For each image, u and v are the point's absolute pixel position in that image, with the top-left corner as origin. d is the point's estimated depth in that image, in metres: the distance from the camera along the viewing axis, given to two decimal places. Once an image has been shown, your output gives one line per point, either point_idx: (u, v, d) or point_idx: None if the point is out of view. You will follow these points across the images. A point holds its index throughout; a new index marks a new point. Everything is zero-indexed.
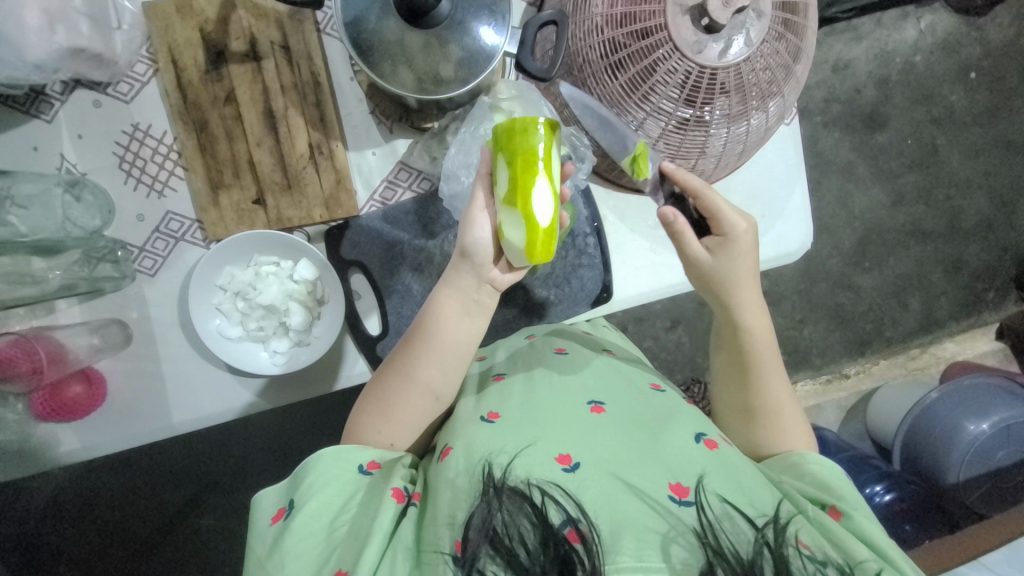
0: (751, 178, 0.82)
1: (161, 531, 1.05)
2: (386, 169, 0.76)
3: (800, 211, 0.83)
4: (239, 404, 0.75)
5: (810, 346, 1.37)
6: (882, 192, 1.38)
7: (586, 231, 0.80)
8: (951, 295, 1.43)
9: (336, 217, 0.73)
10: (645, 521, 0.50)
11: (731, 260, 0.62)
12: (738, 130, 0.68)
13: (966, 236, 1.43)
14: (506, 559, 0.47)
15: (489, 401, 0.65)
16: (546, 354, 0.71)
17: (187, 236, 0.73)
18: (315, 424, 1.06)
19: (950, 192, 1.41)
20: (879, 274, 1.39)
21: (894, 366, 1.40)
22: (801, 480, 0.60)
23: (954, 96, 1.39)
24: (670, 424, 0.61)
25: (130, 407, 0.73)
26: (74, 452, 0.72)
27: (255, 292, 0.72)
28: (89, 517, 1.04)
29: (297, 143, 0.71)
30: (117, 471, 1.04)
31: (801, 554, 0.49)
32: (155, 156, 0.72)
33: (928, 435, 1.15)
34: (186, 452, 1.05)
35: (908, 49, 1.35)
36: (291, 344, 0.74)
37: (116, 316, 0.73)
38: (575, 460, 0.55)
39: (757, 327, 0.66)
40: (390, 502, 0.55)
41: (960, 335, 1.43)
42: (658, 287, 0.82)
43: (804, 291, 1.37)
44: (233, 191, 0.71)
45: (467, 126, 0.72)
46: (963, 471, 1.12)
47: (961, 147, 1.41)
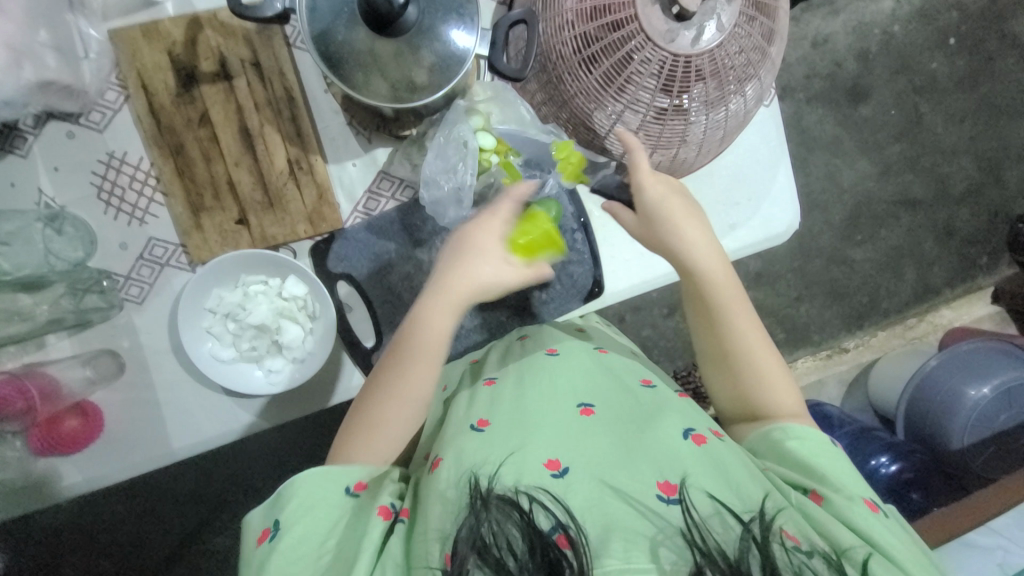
0: (735, 162, 0.81)
1: (174, 555, 1.05)
2: (369, 179, 0.75)
3: (787, 191, 0.83)
4: (238, 424, 0.75)
5: (808, 323, 1.38)
6: (869, 164, 1.38)
7: (573, 227, 0.79)
8: (945, 263, 1.43)
9: (321, 231, 0.72)
10: (633, 524, 0.50)
11: (660, 220, 0.64)
12: (712, 119, 0.68)
13: (956, 202, 1.43)
14: (495, 567, 0.47)
15: (478, 408, 0.64)
16: (533, 355, 0.70)
17: (172, 260, 0.72)
18: (318, 436, 1.06)
19: (938, 160, 1.42)
20: (872, 247, 1.40)
21: (893, 337, 1.41)
22: (784, 467, 0.61)
23: (935, 63, 1.39)
24: (656, 422, 0.61)
25: (130, 436, 0.73)
26: (76, 485, 0.72)
27: (244, 313, 0.71)
28: (100, 546, 1.04)
29: (276, 159, 0.70)
30: (121, 498, 1.03)
31: (786, 548, 0.49)
32: (133, 184, 0.71)
33: (930, 405, 1.16)
34: (192, 473, 1.05)
35: (886, 20, 1.35)
36: (285, 362, 0.74)
37: (107, 347, 0.73)
38: (564, 466, 0.56)
39: (718, 276, 0.65)
40: (377, 521, 0.55)
41: (955, 301, 1.44)
42: (650, 278, 0.81)
43: (798, 269, 1.37)
44: (214, 213, 0.70)
45: (443, 130, 0.69)
46: (966, 437, 1.13)
47: (945, 114, 1.41)
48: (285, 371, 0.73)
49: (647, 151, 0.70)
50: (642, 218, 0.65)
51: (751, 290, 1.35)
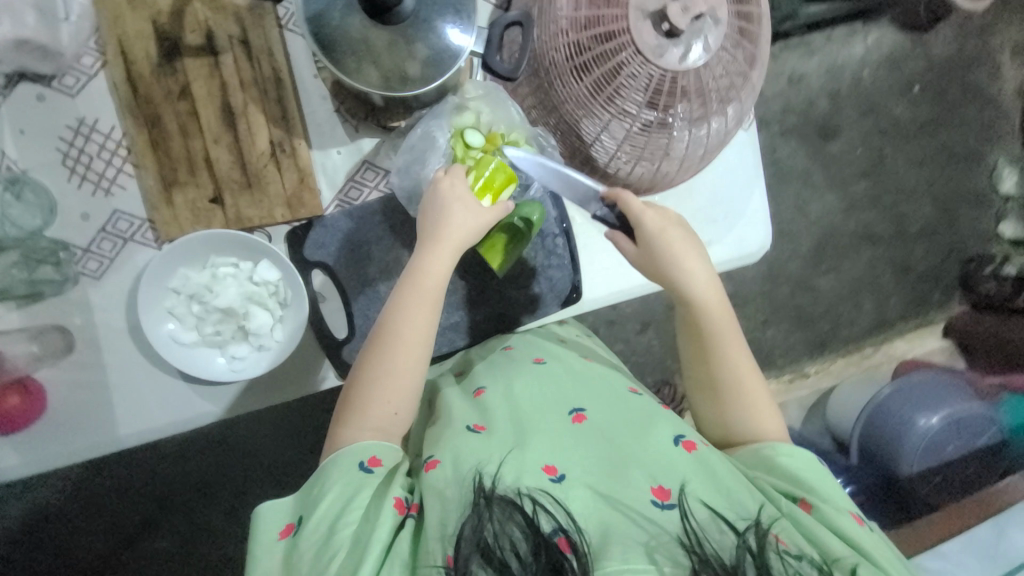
0: (715, 180, 0.84)
1: (112, 555, 0.99)
2: (351, 168, 0.73)
3: (761, 213, 0.86)
4: (194, 412, 0.72)
5: (773, 346, 1.44)
6: (836, 198, 1.46)
7: (555, 232, 0.79)
8: (901, 296, 1.51)
9: (299, 216, 0.71)
10: (628, 529, 0.51)
11: (660, 252, 0.65)
12: (696, 136, 0.71)
13: (912, 240, 1.52)
14: (499, 568, 0.47)
15: (472, 414, 0.63)
16: (525, 364, 0.70)
17: (137, 236, 0.69)
18: (277, 435, 1.02)
19: (898, 199, 1.51)
20: (835, 276, 1.47)
21: (850, 365, 1.48)
22: (773, 476, 0.62)
23: (899, 109, 1.49)
24: (648, 427, 0.62)
25: (73, 420, 0.69)
26: (12, 468, 0.68)
27: (212, 295, 0.69)
28: (31, 541, 0.97)
29: (258, 140, 0.68)
30: (56, 494, 0.97)
31: (781, 555, 0.50)
32: (102, 153, 0.67)
33: (881, 431, 1.19)
34: (138, 469, 0.99)
35: (856, 65, 1.44)
36: (250, 350, 0.71)
37: (58, 322, 0.69)
38: (561, 472, 0.56)
39: (715, 303, 0.67)
40: (391, 512, 0.53)
41: (909, 334, 1.52)
42: (628, 287, 0.82)
43: (767, 293, 1.43)
44: (187, 190, 0.67)
45: (427, 119, 0.71)
46: (915, 463, 1.17)
47: (907, 156, 1.50)
48: (250, 359, 0.70)
49: (630, 162, 0.73)
50: (642, 247, 0.66)
51: None
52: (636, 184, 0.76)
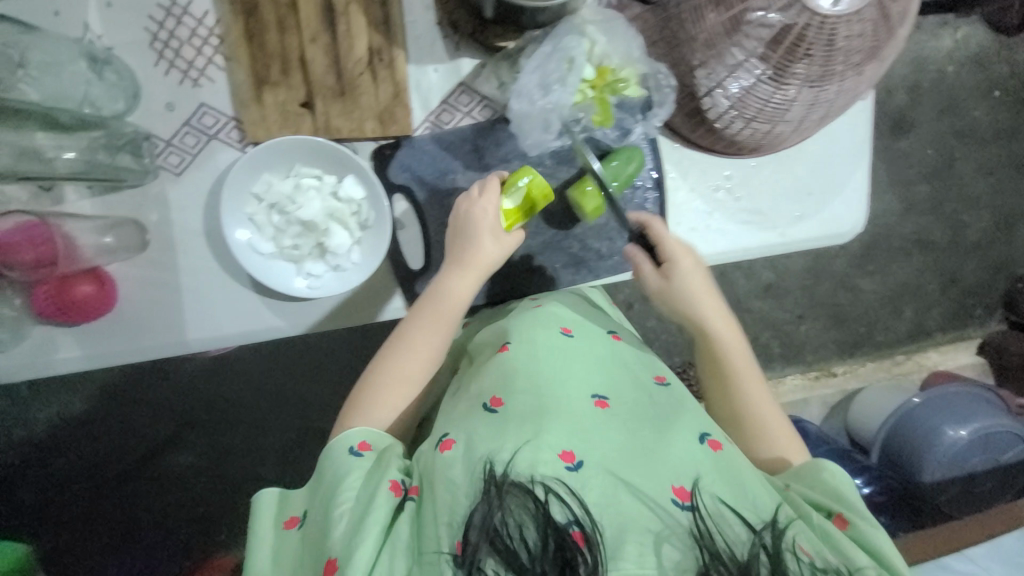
0: (817, 151, 0.79)
1: (133, 467, 0.96)
2: (447, 89, 0.69)
3: (861, 191, 0.81)
4: (261, 326, 0.70)
5: (804, 341, 1.38)
6: (894, 199, 1.38)
7: (646, 185, 0.75)
8: (942, 307, 1.45)
9: (388, 134, 0.67)
10: (643, 520, 0.49)
11: (681, 282, 0.67)
12: (813, 98, 0.66)
13: (964, 252, 1.44)
14: (506, 556, 0.45)
15: (491, 385, 0.58)
16: (549, 332, 0.64)
17: (221, 134, 0.66)
18: (311, 364, 0.99)
19: (959, 207, 1.42)
20: (880, 279, 1.40)
21: (879, 369, 1.42)
22: (808, 488, 0.58)
23: (977, 112, 1.39)
24: (669, 424, 0.57)
25: (141, 318, 0.67)
26: (73, 360, 0.67)
27: (294, 206, 0.66)
28: (54, 442, 0.95)
29: (356, 45, 0.64)
30: (86, 397, 0.95)
31: (797, 559, 0.49)
32: (193, 39, 0.64)
33: (906, 437, 1.13)
34: (169, 381, 0.97)
35: (941, 59, 1.34)
36: (326, 269, 0.69)
37: (132, 216, 0.66)
38: (578, 459, 0.51)
39: (730, 338, 0.67)
40: (387, 496, 0.50)
41: (943, 346, 1.45)
42: (712, 254, 0.78)
43: (807, 287, 1.37)
44: (278, 90, 0.64)
45: (550, 41, 0.66)
46: (937, 471, 1.10)
47: (975, 164, 1.41)
48: (326, 278, 0.69)
49: (738, 121, 0.68)
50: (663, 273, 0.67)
51: (758, 300, 1.34)
52: (740, 144, 0.72)
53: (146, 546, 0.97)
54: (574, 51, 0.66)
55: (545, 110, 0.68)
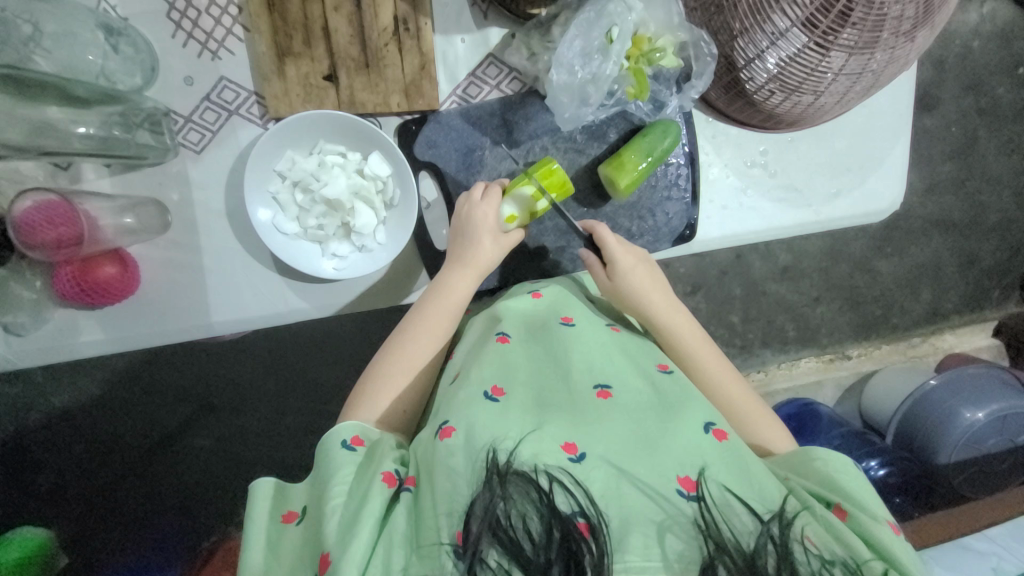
0: (853, 125, 0.76)
1: (152, 451, 0.96)
2: (475, 61, 0.67)
3: (899, 167, 0.78)
4: (286, 308, 0.68)
5: (820, 325, 1.29)
6: (916, 177, 1.29)
7: (678, 161, 0.72)
8: (960, 289, 1.35)
9: (415, 108, 0.64)
10: (647, 511, 0.43)
11: (629, 282, 0.63)
12: (859, 67, 0.61)
13: (985, 233, 1.34)
14: (509, 548, 0.40)
15: (491, 373, 0.54)
16: (549, 324, 0.59)
17: (242, 109, 0.64)
18: (326, 348, 0.97)
19: (980, 187, 1.31)
20: (898, 261, 1.31)
21: (895, 352, 1.32)
22: (806, 480, 0.52)
23: (1001, 89, 1.28)
24: (675, 410, 0.51)
25: (164, 300, 0.66)
26: (95, 342, 0.66)
27: (318, 184, 0.64)
28: (72, 427, 0.94)
29: (381, 13, 0.61)
30: (102, 382, 0.94)
31: (805, 550, 0.43)
32: (212, 9, 0.62)
33: (922, 421, 1.06)
34: (185, 365, 0.96)
35: (967, 33, 1.23)
36: (351, 250, 0.67)
37: (153, 196, 0.64)
38: (581, 450, 0.47)
39: (686, 335, 0.62)
40: (380, 488, 0.45)
41: (960, 329, 1.36)
42: (743, 232, 0.76)
43: (825, 270, 1.27)
44: (301, 62, 0.61)
45: (594, 5, 0.61)
46: (955, 454, 1.03)
47: (998, 142, 1.30)
48: (351, 259, 0.67)
49: (776, 94, 0.65)
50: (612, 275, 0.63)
51: (775, 283, 1.25)
52: (779, 118, 0.69)
53: (169, 527, 0.96)
54: (617, 16, 0.62)
55: (586, 83, 0.64)
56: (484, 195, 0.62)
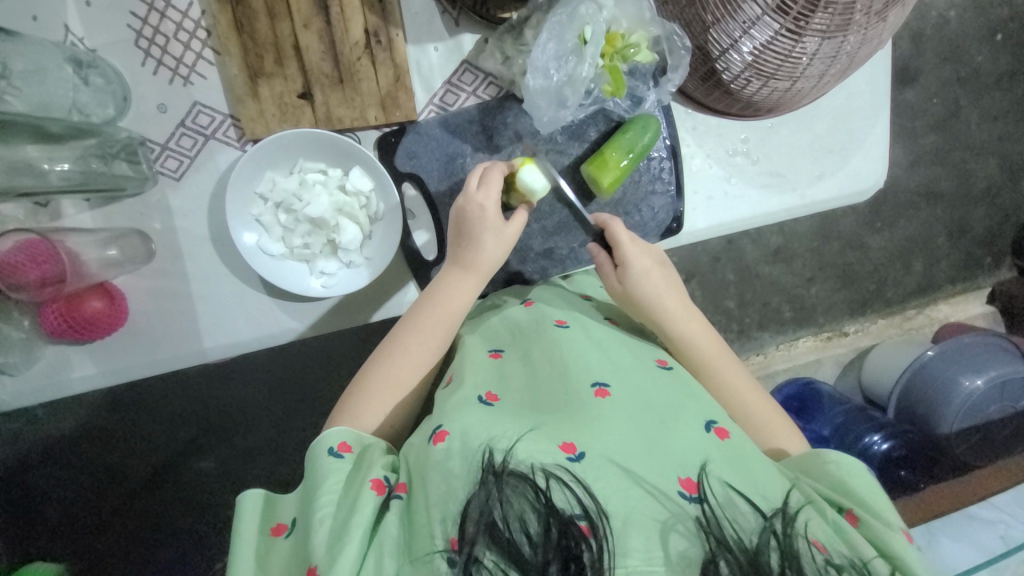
0: (831, 106, 0.76)
1: (155, 478, 0.95)
2: (450, 69, 0.67)
3: (880, 145, 0.78)
4: (278, 328, 0.68)
5: (815, 304, 1.29)
6: (901, 151, 1.29)
7: (660, 154, 0.72)
8: (952, 259, 1.36)
9: (393, 120, 0.64)
10: (647, 508, 0.43)
11: (642, 283, 0.62)
12: (833, 50, 0.61)
13: (972, 201, 1.35)
14: (505, 550, 0.40)
15: (485, 379, 0.54)
16: (545, 329, 0.58)
17: (219, 133, 0.63)
18: (324, 364, 0.97)
19: (965, 156, 1.32)
20: (889, 235, 1.31)
21: (890, 326, 1.33)
22: (816, 481, 0.51)
23: (980, 58, 1.28)
24: (676, 411, 0.51)
25: (153, 330, 0.66)
26: (88, 377, 0.65)
27: (301, 203, 0.63)
28: (74, 458, 0.93)
29: (352, 28, 0.61)
30: (102, 412, 0.93)
31: (813, 551, 0.43)
32: (180, 34, 0.61)
33: (922, 392, 1.07)
34: (185, 390, 0.95)
35: (942, 4, 1.24)
36: (339, 266, 0.67)
37: (136, 226, 0.64)
38: (580, 450, 0.46)
39: (700, 334, 0.61)
40: (369, 496, 0.45)
41: (954, 298, 1.37)
42: (729, 221, 0.76)
43: (816, 249, 1.27)
44: (275, 81, 0.61)
45: (564, 8, 0.62)
46: (957, 422, 1.03)
47: (980, 111, 1.31)
48: (340, 275, 0.66)
49: (753, 81, 0.65)
50: (623, 275, 0.63)
51: (767, 265, 1.25)
52: (757, 105, 0.69)
53: (181, 552, 0.96)
54: (587, 16, 0.62)
55: (563, 84, 0.64)
56: (481, 185, 0.61)
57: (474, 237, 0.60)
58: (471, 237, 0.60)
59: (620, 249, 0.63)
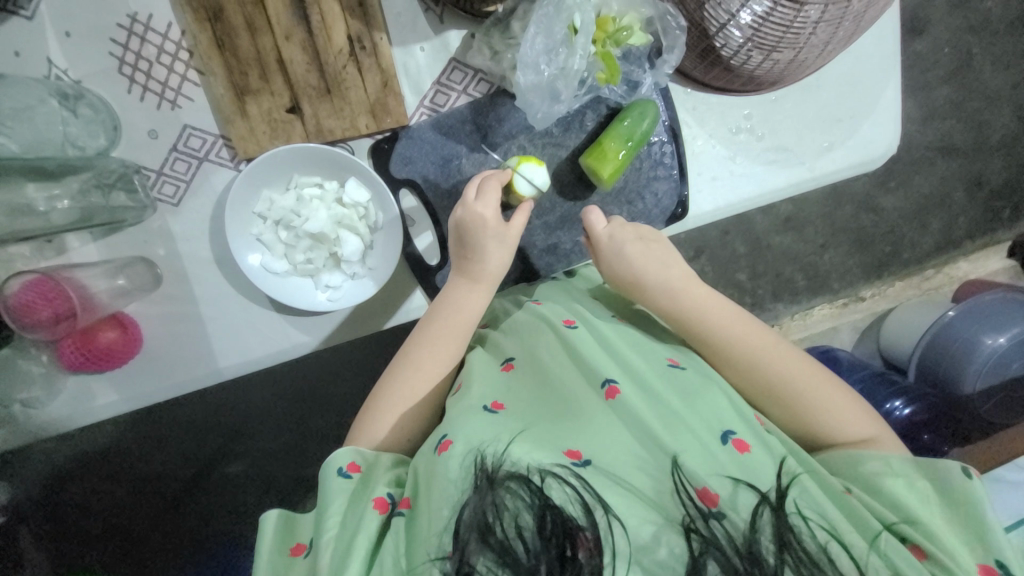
0: (837, 72, 0.73)
1: (188, 486, 0.97)
2: (438, 69, 0.65)
3: (891, 109, 0.75)
4: (289, 344, 0.68)
5: (829, 271, 1.26)
6: (913, 106, 1.24)
7: (661, 138, 0.70)
8: (970, 214, 1.31)
9: (384, 127, 0.63)
10: (636, 510, 0.43)
11: (631, 273, 0.60)
12: (837, 15, 0.58)
13: (989, 152, 1.29)
14: (498, 553, 0.39)
15: (491, 389, 0.53)
16: (553, 330, 0.57)
17: (212, 155, 0.63)
18: (340, 368, 0.98)
19: (981, 106, 1.26)
20: (903, 195, 1.27)
21: (909, 287, 1.30)
22: (869, 494, 0.48)
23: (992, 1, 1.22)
24: (687, 405, 0.50)
25: (168, 353, 0.66)
26: (110, 404, 0.66)
27: (300, 220, 0.63)
28: (109, 474, 0.95)
29: (334, 36, 0.59)
30: (129, 426, 0.95)
31: (806, 520, 0.43)
32: (162, 57, 0.60)
33: (943, 353, 1.04)
34: (206, 400, 0.96)
35: None
36: (344, 278, 0.66)
37: (140, 254, 0.64)
38: (586, 457, 0.46)
39: (724, 319, 0.57)
40: (372, 514, 0.46)
41: (973, 254, 1.33)
42: (737, 201, 0.74)
43: (828, 214, 1.24)
44: (262, 98, 0.60)
45: None
46: (980, 380, 1.01)
47: (995, 57, 1.25)
48: (345, 288, 0.66)
49: (756, 54, 0.62)
50: (616, 267, 0.61)
51: (778, 235, 1.23)
52: (759, 79, 0.66)
53: (216, 557, 0.98)
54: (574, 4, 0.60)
55: (554, 76, 0.62)
56: (478, 195, 0.60)
57: (480, 250, 0.60)
58: (479, 248, 0.60)
59: (597, 242, 0.63)
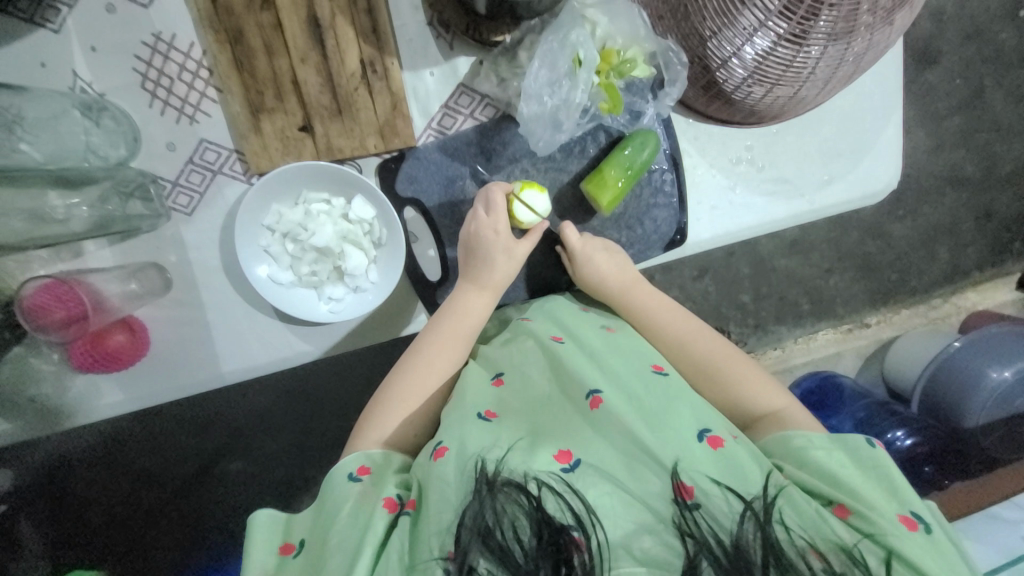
0: (839, 106, 0.74)
1: (189, 484, 0.96)
2: (446, 93, 0.67)
3: (893, 144, 0.76)
4: (290, 352, 0.70)
5: (834, 296, 1.26)
6: (924, 136, 1.23)
7: (662, 167, 0.71)
8: (979, 245, 1.30)
9: (392, 147, 0.65)
10: (625, 513, 0.44)
11: (593, 273, 0.66)
12: (837, 57, 0.59)
13: (999, 184, 1.29)
14: (498, 555, 0.40)
15: (485, 397, 0.54)
16: (540, 340, 0.59)
17: (226, 168, 0.65)
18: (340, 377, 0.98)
19: (992, 137, 1.26)
20: (912, 223, 1.27)
21: (915, 316, 1.29)
22: (801, 470, 0.48)
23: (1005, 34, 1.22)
24: (671, 412, 0.50)
25: (175, 356, 0.68)
26: (117, 403, 0.69)
27: (307, 234, 0.65)
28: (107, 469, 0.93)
29: (348, 60, 0.62)
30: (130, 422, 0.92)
31: (789, 532, 0.42)
32: (183, 74, 0.63)
33: (947, 386, 1.02)
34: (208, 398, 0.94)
35: None
36: (347, 291, 0.68)
37: (152, 260, 0.67)
38: (575, 458, 0.47)
39: (667, 315, 0.63)
40: (382, 514, 0.45)
41: (981, 286, 1.32)
42: (736, 230, 0.75)
43: (834, 240, 1.24)
44: (276, 116, 0.62)
45: (554, 33, 0.62)
46: (984, 415, 0.99)
47: (1007, 90, 1.25)
48: (347, 301, 0.68)
49: (757, 89, 0.63)
50: (578, 267, 0.67)
51: (783, 258, 1.22)
52: (760, 113, 0.67)
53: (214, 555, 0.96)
54: (579, 40, 0.63)
55: (557, 106, 0.64)
56: (489, 211, 0.63)
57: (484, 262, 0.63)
58: (483, 257, 0.63)
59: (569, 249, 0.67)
